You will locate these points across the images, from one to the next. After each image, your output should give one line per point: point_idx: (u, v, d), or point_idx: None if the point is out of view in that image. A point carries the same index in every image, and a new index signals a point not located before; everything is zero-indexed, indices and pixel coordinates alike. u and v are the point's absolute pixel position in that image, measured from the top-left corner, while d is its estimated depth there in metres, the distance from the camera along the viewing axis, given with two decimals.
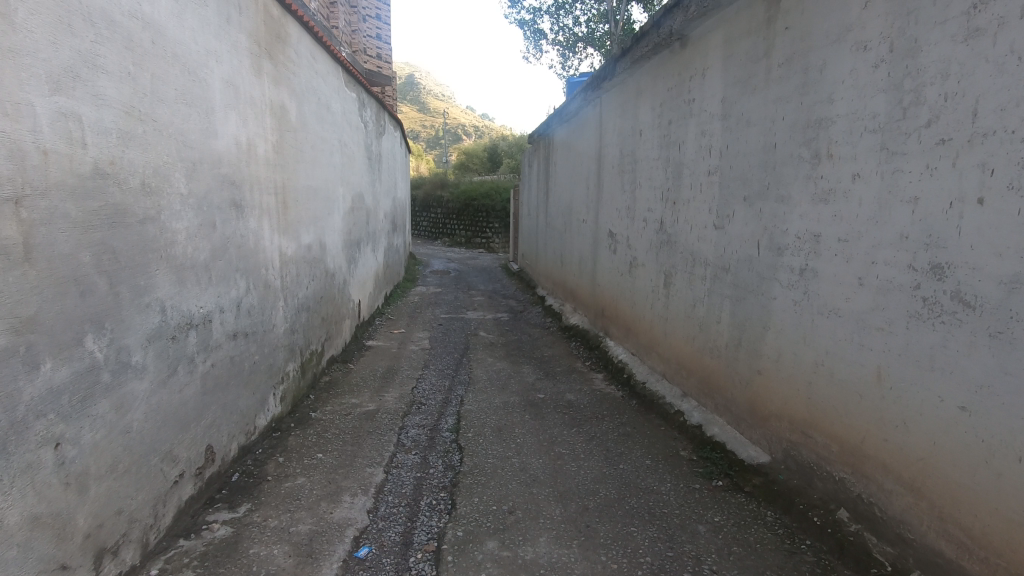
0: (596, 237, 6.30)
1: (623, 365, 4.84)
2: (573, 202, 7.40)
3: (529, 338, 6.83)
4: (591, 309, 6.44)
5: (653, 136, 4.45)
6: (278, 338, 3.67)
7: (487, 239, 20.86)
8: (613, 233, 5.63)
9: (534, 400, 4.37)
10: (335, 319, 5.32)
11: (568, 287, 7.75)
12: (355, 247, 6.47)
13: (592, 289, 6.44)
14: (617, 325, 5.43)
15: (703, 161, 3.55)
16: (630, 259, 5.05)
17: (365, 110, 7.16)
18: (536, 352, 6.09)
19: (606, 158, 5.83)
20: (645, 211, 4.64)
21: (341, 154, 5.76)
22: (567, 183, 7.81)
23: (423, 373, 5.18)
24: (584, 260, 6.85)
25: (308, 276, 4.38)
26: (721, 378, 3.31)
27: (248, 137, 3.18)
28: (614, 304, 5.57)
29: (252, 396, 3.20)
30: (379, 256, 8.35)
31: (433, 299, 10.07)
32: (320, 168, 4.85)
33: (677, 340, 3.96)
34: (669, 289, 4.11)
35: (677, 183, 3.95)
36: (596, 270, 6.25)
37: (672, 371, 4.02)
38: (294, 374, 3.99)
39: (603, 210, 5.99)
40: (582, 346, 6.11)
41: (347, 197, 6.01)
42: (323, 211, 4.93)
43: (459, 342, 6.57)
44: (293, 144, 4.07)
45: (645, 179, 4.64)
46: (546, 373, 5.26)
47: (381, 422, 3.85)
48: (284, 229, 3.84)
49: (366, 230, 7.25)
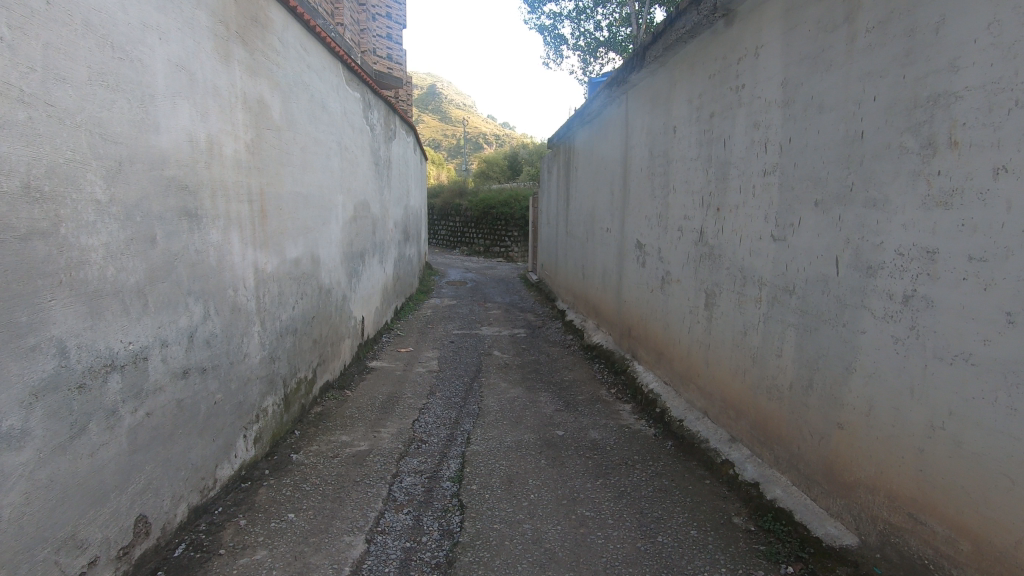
0: (621, 249, 5.69)
1: (654, 397, 4.21)
2: (596, 210, 6.79)
3: (548, 359, 6.23)
4: (616, 327, 5.82)
5: (691, 133, 3.84)
6: (252, 369, 3.15)
7: (507, 248, 20.34)
8: (641, 244, 5.01)
9: (552, 439, 3.77)
10: (331, 341, 4.79)
11: (590, 303, 7.13)
12: (358, 259, 5.95)
13: (617, 306, 5.81)
14: (647, 348, 4.80)
15: (757, 158, 2.93)
16: (662, 274, 4.43)
17: (370, 112, 6.67)
18: (555, 376, 5.48)
19: (633, 161, 5.22)
20: (680, 219, 4.03)
21: (341, 158, 5.25)
22: (589, 189, 7.20)
23: (427, 402, 4.62)
24: (608, 274, 6.23)
25: (294, 294, 3.86)
26: (783, 426, 2.68)
27: (210, 135, 2.68)
28: (643, 324, 4.93)
29: (212, 443, 2.67)
30: (387, 269, 7.84)
31: (447, 312, 9.53)
32: (312, 173, 4.34)
33: (722, 373, 3.32)
34: (712, 311, 3.48)
35: (722, 186, 3.33)
36: (622, 285, 5.63)
37: (716, 409, 3.39)
38: (274, 409, 3.47)
39: (630, 218, 5.37)
40: (607, 370, 5.49)
41: (347, 204, 5.50)
42: (316, 221, 4.42)
43: (471, 364, 6.00)
44: (277, 145, 3.57)
45: (681, 182, 4.03)
46: (566, 402, 4.65)
47: (372, 467, 3.29)
48: (263, 242, 3.33)
49: (372, 241, 6.74)
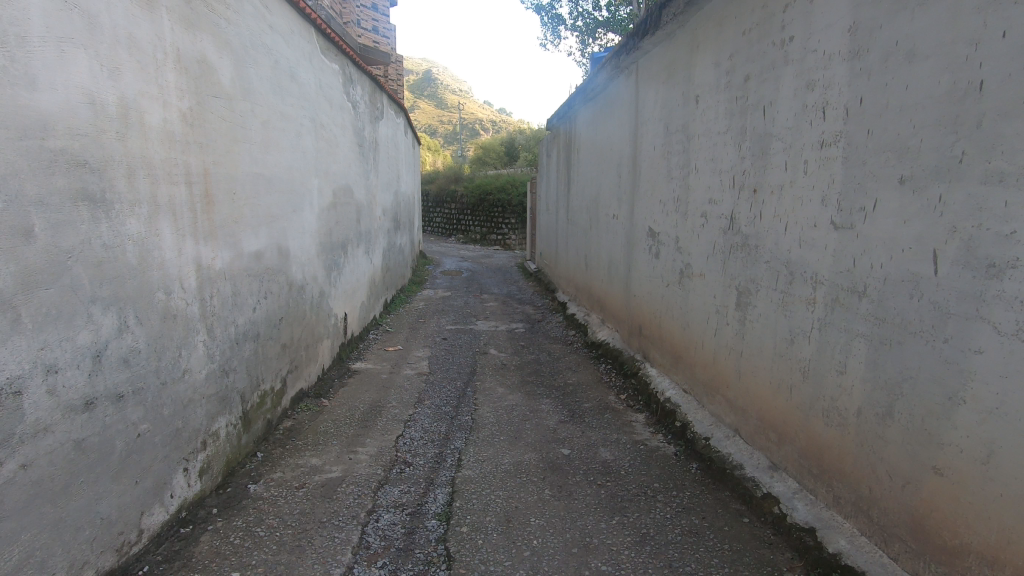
0: (630, 238, 5.14)
1: (673, 408, 3.69)
2: (601, 195, 6.23)
3: (549, 358, 5.71)
4: (625, 324, 5.29)
5: (719, 102, 3.28)
6: (196, 387, 2.62)
7: (504, 236, 19.76)
8: (655, 232, 4.46)
9: (556, 460, 3.25)
10: (305, 344, 4.25)
11: (594, 296, 6.59)
12: (339, 250, 5.39)
13: (625, 301, 5.27)
14: (661, 349, 4.28)
15: (813, 125, 2.38)
16: (680, 267, 3.89)
17: (353, 87, 6.07)
18: (558, 379, 4.96)
19: (645, 139, 4.66)
20: (704, 203, 3.48)
21: (317, 137, 4.67)
22: (593, 172, 6.63)
23: (415, 412, 4.09)
24: (614, 265, 5.68)
25: (256, 293, 3.32)
26: (848, 459, 2.16)
27: (125, 98, 2.12)
28: (657, 323, 4.40)
29: (137, 486, 2.15)
30: (375, 260, 7.27)
31: (440, 305, 8.99)
32: (279, 153, 3.77)
33: (760, 386, 2.80)
34: (746, 312, 2.95)
35: (762, 162, 2.78)
36: (631, 278, 5.10)
37: (752, 429, 2.87)
38: (229, 431, 2.94)
39: (640, 203, 4.82)
40: (615, 372, 4.97)
41: (325, 189, 4.94)
42: (284, 208, 3.86)
43: (465, 364, 5.48)
44: (229, 116, 3.00)
45: (705, 161, 3.47)
46: (570, 411, 4.14)
47: (344, 500, 2.77)
48: (209, 232, 2.78)
49: (357, 231, 6.18)
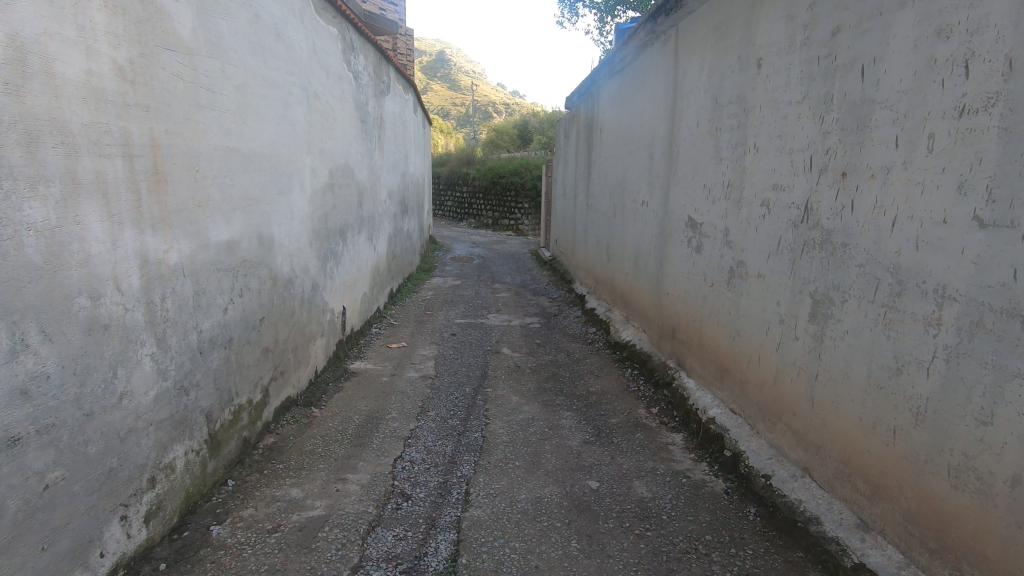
0: (663, 228, 4.55)
1: (719, 432, 3.13)
2: (628, 180, 5.63)
3: (568, 360, 5.17)
4: (654, 325, 4.71)
5: (791, 65, 2.66)
6: (142, 413, 2.10)
7: (516, 222, 19.15)
8: (695, 222, 3.86)
9: (583, 497, 2.72)
10: (293, 346, 3.74)
11: (618, 291, 6.02)
12: (337, 237, 4.85)
13: (656, 298, 4.69)
14: (701, 358, 3.72)
15: (947, 86, 1.77)
16: (729, 266, 3.30)
17: (355, 56, 5.48)
18: (579, 387, 4.42)
19: (686, 115, 4.03)
20: (766, 190, 2.88)
21: (310, 108, 4.11)
22: (619, 154, 6.01)
23: (417, 427, 3.57)
24: (643, 258, 5.10)
25: (227, 291, 2.79)
26: (993, 543, 1.60)
27: (20, 38, 1.58)
28: (696, 328, 3.82)
29: (44, 553, 1.65)
30: (379, 247, 6.74)
31: (449, 295, 8.45)
32: (259, 124, 3.21)
33: (844, 422, 2.23)
34: (825, 328, 2.38)
35: (857, 138, 2.18)
36: (663, 273, 4.52)
37: (830, 473, 2.31)
38: (189, 459, 2.44)
39: (677, 189, 4.21)
40: (644, 381, 4.41)
41: (320, 169, 4.38)
42: (267, 189, 3.31)
43: (475, 365, 4.95)
44: (189, 76, 2.45)
45: (768, 138, 2.86)
46: (595, 429, 3.60)
47: (325, 550, 2.27)
48: (161, 219, 2.24)
49: (358, 215, 5.63)
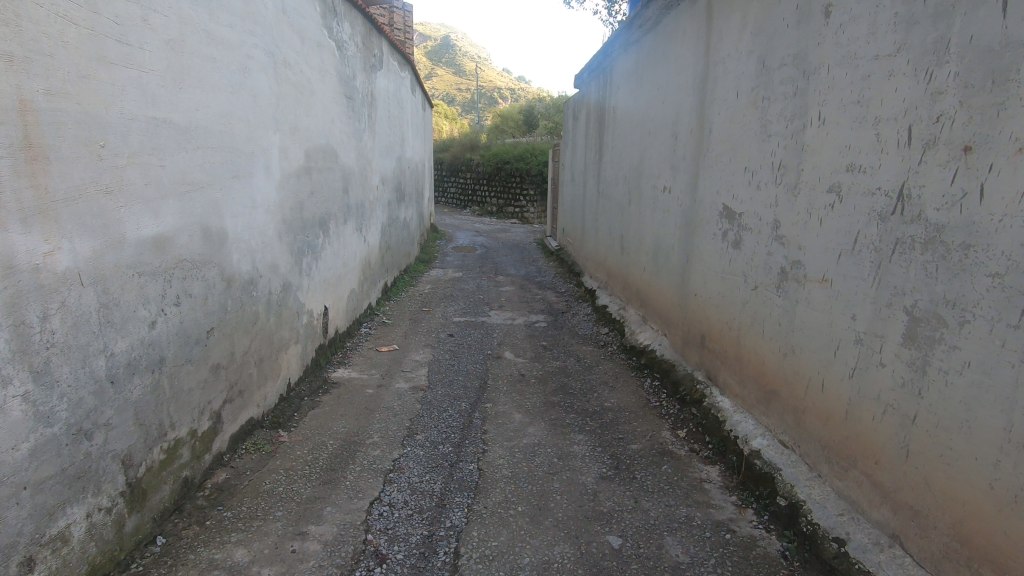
0: (689, 219, 3.94)
1: (769, 471, 2.56)
2: (646, 164, 5.01)
3: (579, 366, 4.60)
4: (678, 330, 4.13)
5: (880, 7, 2.03)
6: (4, 477, 1.54)
7: (522, 209, 18.51)
8: (732, 213, 3.25)
9: (603, 562, 2.16)
10: (257, 358, 3.18)
11: (633, 288, 5.42)
12: (317, 228, 4.27)
13: (681, 299, 4.10)
14: (739, 375, 3.14)
15: None
16: (780, 266, 2.70)
17: (338, 22, 4.84)
18: (592, 402, 3.85)
19: (722, 84, 3.40)
20: (837, 172, 2.26)
21: (279, 77, 3.50)
22: (636, 135, 5.38)
23: (402, 456, 3.01)
24: (664, 253, 4.50)
25: (155, 300, 2.22)
26: None
27: None
28: (732, 338, 3.24)
29: None
30: (371, 238, 6.15)
31: (448, 289, 7.87)
32: (203, 92, 2.61)
33: (963, 488, 1.65)
34: (931, 357, 1.78)
35: (995, 98, 1.56)
36: (689, 271, 3.92)
37: (938, 552, 1.74)
38: (95, 522, 1.89)
39: (709, 173, 3.60)
40: (667, 395, 3.84)
41: (294, 150, 3.79)
42: (217, 172, 2.73)
43: (474, 373, 4.39)
44: (86, 20, 1.85)
45: (840, 105, 2.24)
46: (613, 458, 3.04)
47: None
48: (37, 210, 1.67)
49: (343, 204, 5.04)
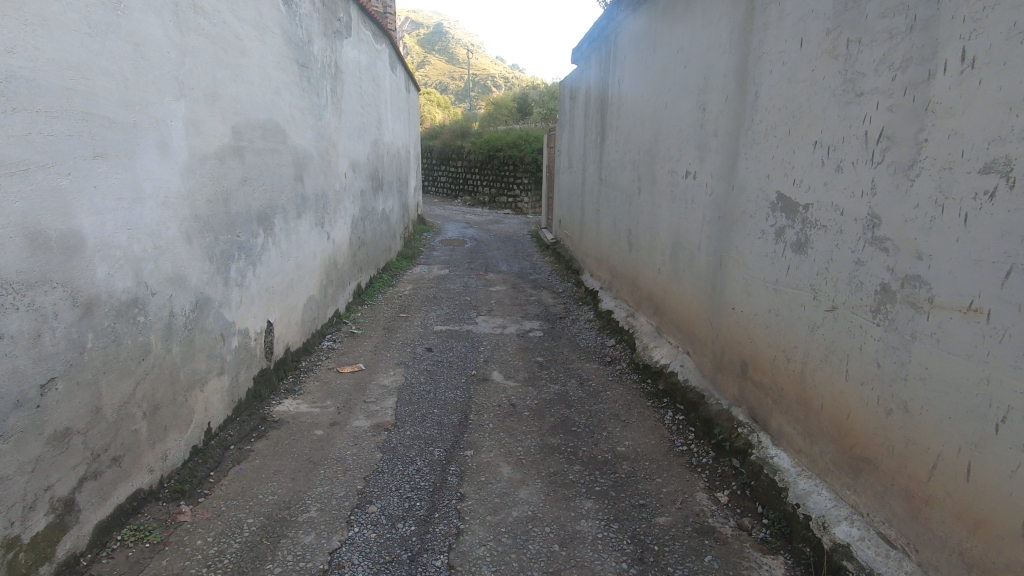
0: (724, 212, 3.11)
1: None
2: (662, 145, 4.17)
3: (582, 392, 3.78)
4: (709, 351, 3.31)
5: None
6: None
7: (515, 198, 17.62)
8: (792, 205, 2.42)
9: None
10: (150, 406, 2.34)
11: (646, 294, 4.58)
12: (255, 225, 3.41)
13: (711, 314, 3.28)
14: (804, 425, 2.33)
15: None
16: (880, 282, 1.87)
17: None
18: (601, 447, 3.03)
19: (776, 32, 2.55)
20: (1003, 140, 1.43)
21: (186, 25, 2.63)
22: (648, 111, 4.53)
23: (346, 543, 2.19)
24: (687, 254, 3.67)
25: None
26: None
27: None
28: (792, 375, 2.42)
29: None
30: (337, 235, 5.29)
31: (431, 290, 7.02)
32: (30, 28, 1.75)
33: None
34: None
35: None
36: (724, 280, 3.10)
37: None
38: None
39: (755, 153, 2.75)
40: (698, 438, 3.03)
41: (215, 124, 2.91)
42: (61, 150, 1.88)
43: (454, 403, 3.56)
44: None
45: (1013, 34, 1.41)
46: (637, 543, 2.23)
47: None
48: None
49: (297, 195, 4.17)
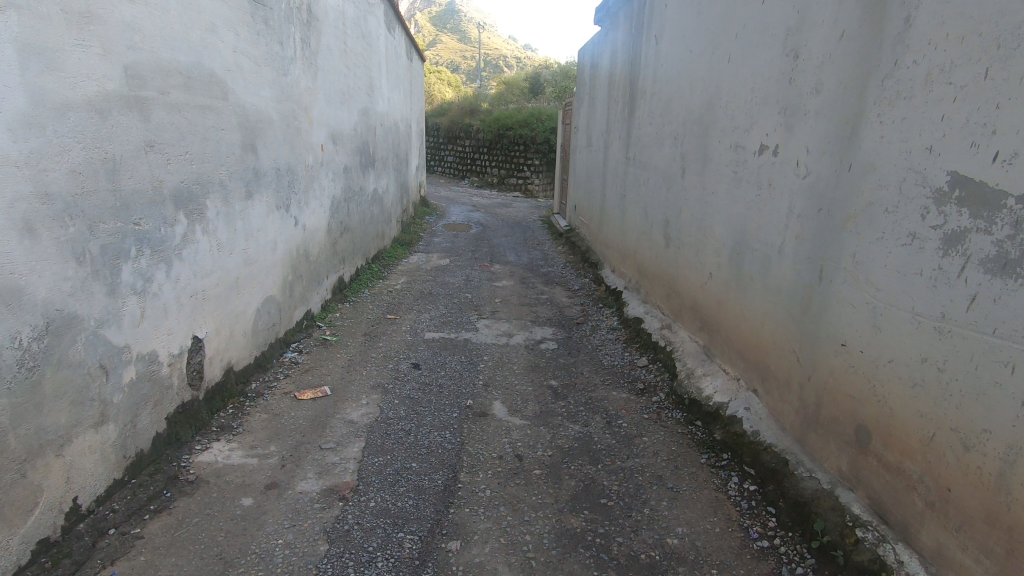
0: (830, 204, 2.15)
1: None
2: (721, 113, 3.19)
3: (612, 436, 2.87)
4: (795, 397, 2.38)
5: None
6: None
7: (525, 180, 16.59)
8: (991, 196, 1.46)
9: None
10: None
11: (691, 304, 3.63)
12: (171, 209, 2.50)
13: (800, 346, 2.34)
14: (1005, 564, 1.41)
15: None
16: None
17: None
18: (645, 537, 2.13)
19: None
20: None
21: None
22: (700, 69, 3.53)
23: None
24: (759, 258, 2.72)
25: None
26: None
27: None
28: (975, 473, 1.49)
29: None
30: (310, 219, 4.37)
31: (427, 284, 6.10)
32: None
33: None
34: None
35: None
36: (828, 301, 2.15)
37: None
38: None
39: (901, 114, 1.79)
40: (786, 528, 2.12)
41: (89, 60, 1.98)
42: None
43: (440, 451, 2.66)
44: None
45: None
46: None
47: None
48: None
49: (246, 169, 3.23)
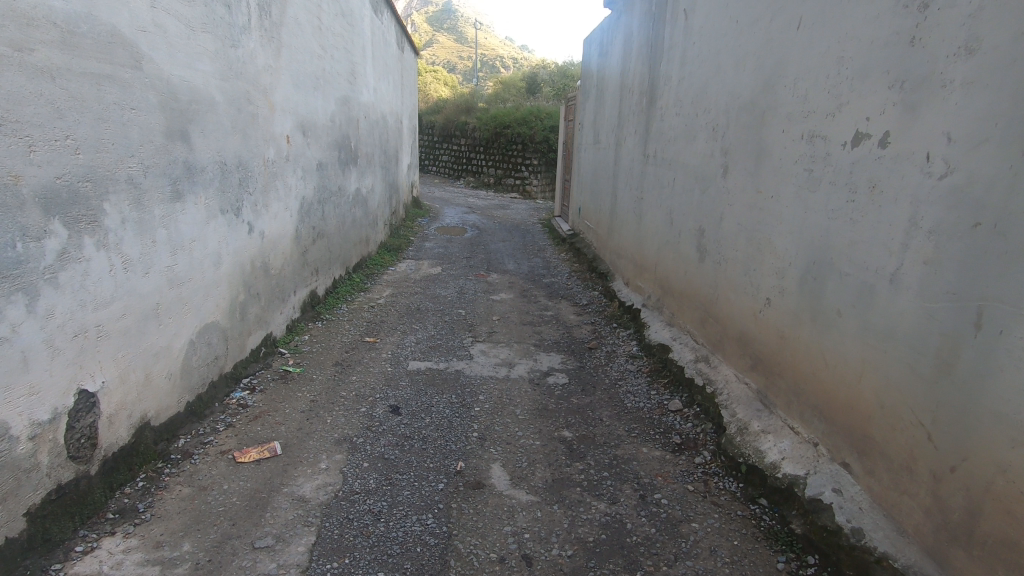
0: (999, 219, 1.45)
1: None
2: (786, 95, 2.48)
3: (651, 522, 2.15)
4: (923, 493, 1.67)
5: None
6: None
7: (523, 180, 15.87)
8: None
9: None
10: None
11: (738, 336, 2.92)
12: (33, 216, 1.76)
13: (934, 421, 1.64)
14: None
15: None
16: None
17: None
18: None
19: None
20: None
21: None
22: (752, 42, 2.82)
23: None
24: (852, 287, 2.01)
25: None
26: None
27: None
28: None
29: None
30: (271, 225, 3.64)
31: (415, 297, 5.36)
32: None
33: None
34: None
35: None
36: (994, 363, 1.46)
37: None
38: None
39: None
40: None
41: None
42: None
43: (419, 552, 1.94)
44: None
45: None
46: None
47: None
48: None
49: (172, 162, 2.50)
